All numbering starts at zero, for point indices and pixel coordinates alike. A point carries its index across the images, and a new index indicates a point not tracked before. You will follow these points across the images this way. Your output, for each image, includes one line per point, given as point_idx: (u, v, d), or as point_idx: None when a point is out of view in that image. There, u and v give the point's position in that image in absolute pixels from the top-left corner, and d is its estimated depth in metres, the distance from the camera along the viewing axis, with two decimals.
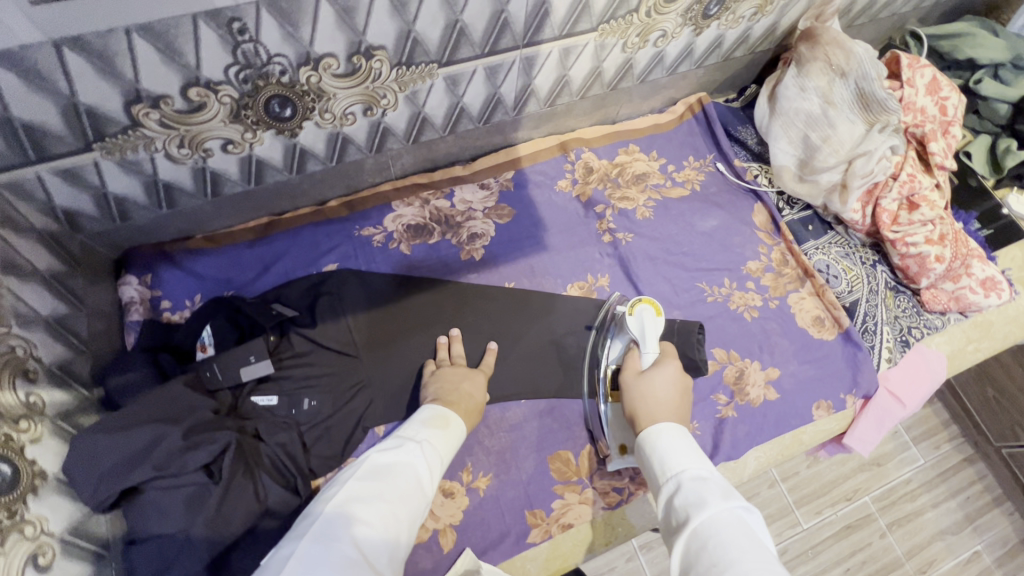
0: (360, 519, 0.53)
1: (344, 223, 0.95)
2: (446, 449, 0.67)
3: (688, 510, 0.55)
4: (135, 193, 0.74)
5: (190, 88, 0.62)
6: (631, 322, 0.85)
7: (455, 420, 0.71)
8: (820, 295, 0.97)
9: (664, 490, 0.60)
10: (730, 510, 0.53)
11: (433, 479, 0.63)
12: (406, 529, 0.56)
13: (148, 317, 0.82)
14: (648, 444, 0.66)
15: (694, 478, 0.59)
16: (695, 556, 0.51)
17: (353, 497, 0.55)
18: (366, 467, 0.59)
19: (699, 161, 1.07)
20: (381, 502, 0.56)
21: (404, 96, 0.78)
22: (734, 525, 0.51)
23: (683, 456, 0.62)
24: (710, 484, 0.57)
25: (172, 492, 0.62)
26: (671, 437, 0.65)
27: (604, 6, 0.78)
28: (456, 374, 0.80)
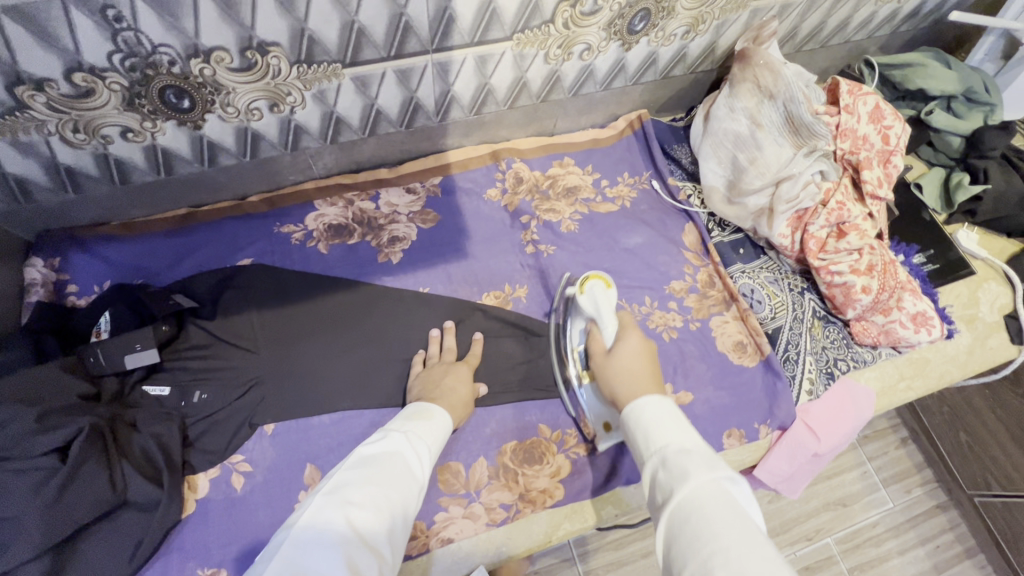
0: (355, 503, 0.52)
1: (263, 219, 0.95)
2: (432, 436, 0.67)
3: (672, 485, 0.51)
4: (36, 174, 0.75)
5: (74, 73, 0.63)
6: (581, 301, 0.85)
7: (438, 412, 0.73)
8: (744, 319, 0.94)
9: (648, 466, 0.56)
10: (715, 483, 0.50)
11: (426, 465, 0.63)
12: (402, 512, 0.55)
13: (48, 299, 0.82)
14: (632, 421, 0.62)
15: (682, 450, 0.55)
16: (679, 532, 0.48)
17: (343, 484, 0.54)
18: (354, 458, 0.58)
19: (634, 178, 1.05)
20: (372, 485, 0.55)
21: (312, 95, 0.78)
22: (718, 498, 0.48)
23: (669, 428, 0.58)
24: (695, 456, 0.53)
25: (18, 475, 0.61)
26: (655, 412, 0.61)
27: (515, 15, 0.78)
28: (441, 373, 0.82)
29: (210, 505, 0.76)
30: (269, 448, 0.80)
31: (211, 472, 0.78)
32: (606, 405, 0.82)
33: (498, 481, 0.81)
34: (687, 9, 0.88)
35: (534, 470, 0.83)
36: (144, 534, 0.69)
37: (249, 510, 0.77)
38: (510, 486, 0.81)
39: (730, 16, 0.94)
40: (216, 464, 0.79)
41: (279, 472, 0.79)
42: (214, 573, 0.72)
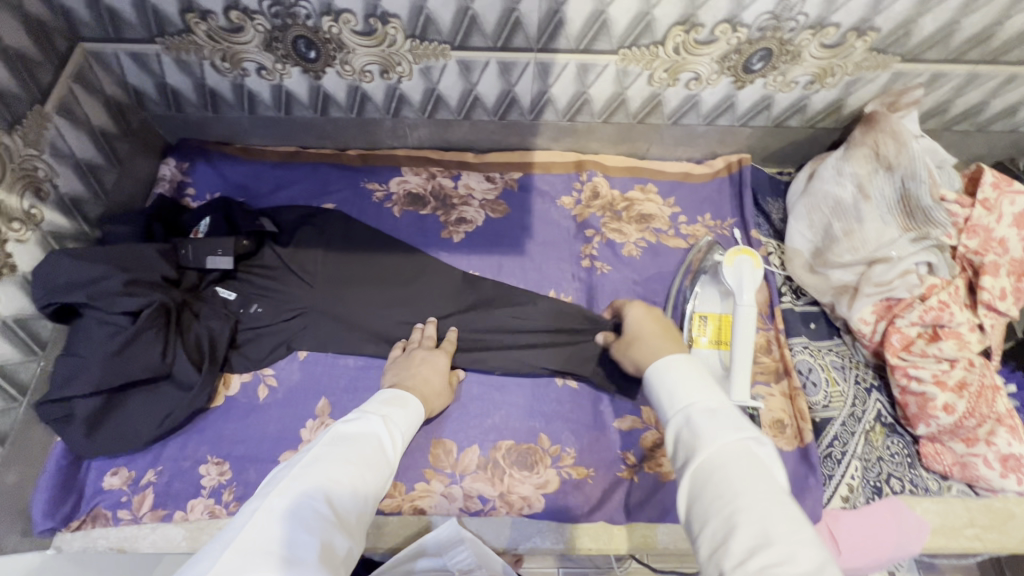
0: (333, 482, 0.53)
1: (354, 172, 1.04)
2: (404, 421, 0.68)
3: (695, 443, 0.49)
4: (187, 89, 0.89)
5: (231, 11, 0.75)
6: (726, 275, 0.77)
7: (413, 401, 0.73)
8: (791, 398, 0.85)
9: (669, 427, 0.53)
10: (740, 445, 0.47)
11: (398, 448, 0.63)
12: (375, 491, 0.57)
13: (169, 194, 0.97)
14: (651, 379, 0.58)
15: (704, 409, 0.51)
16: (701, 489, 0.46)
17: (319, 459, 0.54)
18: (332, 434, 0.59)
19: (715, 221, 1.00)
20: (350, 460, 0.56)
21: (419, 69, 0.85)
22: (743, 459, 0.46)
23: (694, 384, 0.54)
24: (719, 415, 0.50)
25: (99, 323, 0.74)
26: (679, 367, 0.56)
27: (625, 29, 0.78)
28: (417, 359, 0.82)
29: (235, 403, 0.85)
30: (296, 371, 0.88)
31: (245, 376, 0.87)
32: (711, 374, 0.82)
33: (484, 473, 0.81)
34: (815, 58, 0.82)
35: (522, 475, 0.81)
36: (172, 406, 0.78)
37: (261, 420, 0.84)
38: (494, 482, 0.81)
39: (866, 74, 0.86)
40: (249, 371, 0.87)
41: (296, 395, 0.86)
42: (218, 462, 0.81)
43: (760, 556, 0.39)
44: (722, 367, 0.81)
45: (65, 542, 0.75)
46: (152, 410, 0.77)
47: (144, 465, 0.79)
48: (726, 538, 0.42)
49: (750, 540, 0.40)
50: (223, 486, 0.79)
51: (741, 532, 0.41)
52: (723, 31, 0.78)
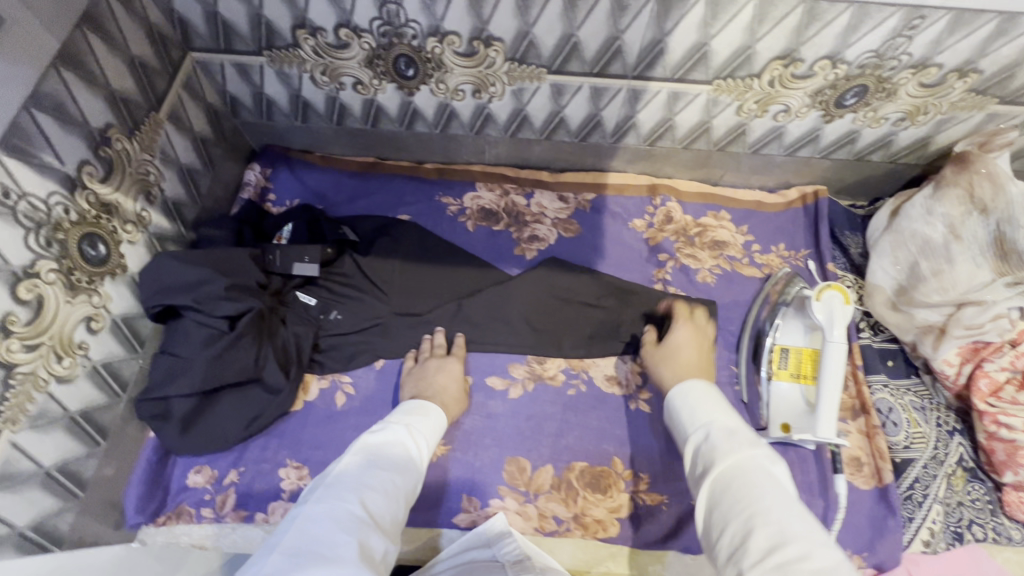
0: (368, 486, 0.57)
1: (429, 186, 1.06)
2: (430, 430, 0.72)
3: (715, 456, 0.53)
4: (282, 100, 0.92)
5: (341, 28, 0.77)
6: (814, 310, 0.77)
7: (435, 409, 0.77)
8: (870, 436, 0.84)
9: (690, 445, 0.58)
10: (755, 459, 0.51)
11: (422, 455, 0.68)
12: (405, 495, 0.61)
13: (254, 199, 1.00)
14: (673, 399, 0.65)
15: (722, 429, 0.56)
16: (718, 496, 0.50)
17: (351, 467, 0.59)
18: (359, 446, 0.64)
19: (789, 251, 0.99)
20: (380, 466, 0.61)
21: (511, 90, 0.86)
22: (760, 472, 0.50)
23: (710, 407, 0.60)
24: (736, 435, 0.55)
25: (198, 325, 0.76)
26: (696, 393, 0.63)
27: (724, 61, 0.78)
28: (432, 367, 0.86)
29: (313, 408, 0.86)
30: (373, 380, 0.89)
31: (323, 382, 0.88)
32: (791, 408, 0.82)
33: (558, 493, 0.82)
34: (910, 96, 0.82)
35: (595, 498, 0.82)
36: (259, 409, 0.80)
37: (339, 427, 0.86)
38: (568, 503, 0.81)
39: (960, 114, 0.85)
40: (327, 377, 0.89)
41: (372, 404, 0.87)
42: (298, 467, 0.81)
43: (778, 553, 0.43)
44: (806, 403, 0.80)
45: (148, 536, 0.77)
46: (241, 412, 0.79)
47: (227, 465, 0.80)
48: (744, 538, 0.46)
49: (768, 540, 0.44)
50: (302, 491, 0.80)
51: (759, 532, 0.45)
52: (822, 66, 0.78)
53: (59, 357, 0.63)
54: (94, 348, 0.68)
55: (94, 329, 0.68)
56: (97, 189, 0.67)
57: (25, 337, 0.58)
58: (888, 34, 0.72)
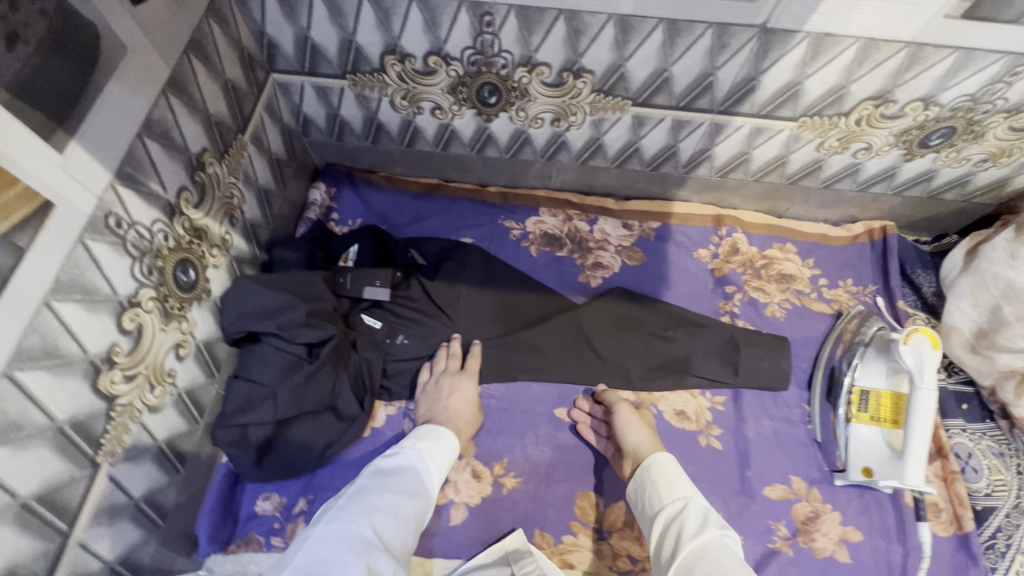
0: (376, 510, 0.59)
1: (492, 209, 1.05)
2: (444, 454, 0.73)
3: (683, 533, 0.61)
4: (356, 121, 0.91)
5: (431, 56, 0.76)
6: (903, 355, 0.76)
7: (449, 434, 0.76)
8: (947, 481, 0.82)
9: (660, 520, 0.65)
10: (717, 535, 0.59)
11: (433, 482, 0.70)
12: (415, 519, 0.63)
13: (319, 219, 0.99)
14: (648, 471, 0.71)
15: (686, 504, 0.64)
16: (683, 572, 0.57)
17: (362, 492, 0.62)
18: (371, 472, 0.67)
19: (857, 287, 0.98)
20: (391, 490, 0.63)
21: (591, 120, 0.86)
22: (717, 545, 0.57)
23: (680, 482, 0.68)
24: (699, 511, 0.63)
25: (278, 351, 0.75)
26: (663, 469, 0.70)
27: (814, 99, 0.77)
28: (445, 388, 0.82)
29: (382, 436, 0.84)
30: None
31: (391, 409, 0.87)
32: (873, 451, 0.80)
33: (632, 531, 0.80)
34: (997, 138, 0.81)
35: None
36: (331, 436, 0.79)
37: None
38: (641, 542, 0.80)
39: None
40: (395, 403, 0.88)
41: None
42: None
43: None
44: (889, 448, 0.79)
45: (217, 564, 0.74)
46: (315, 440, 0.78)
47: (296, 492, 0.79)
48: None
49: None
50: None
51: None
52: (914, 108, 0.77)
53: (151, 387, 0.62)
54: (180, 376, 0.67)
55: (181, 356, 0.67)
56: (191, 214, 0.66)
57: (126, 367, 0.57)
58: (987, 79, 0.71)
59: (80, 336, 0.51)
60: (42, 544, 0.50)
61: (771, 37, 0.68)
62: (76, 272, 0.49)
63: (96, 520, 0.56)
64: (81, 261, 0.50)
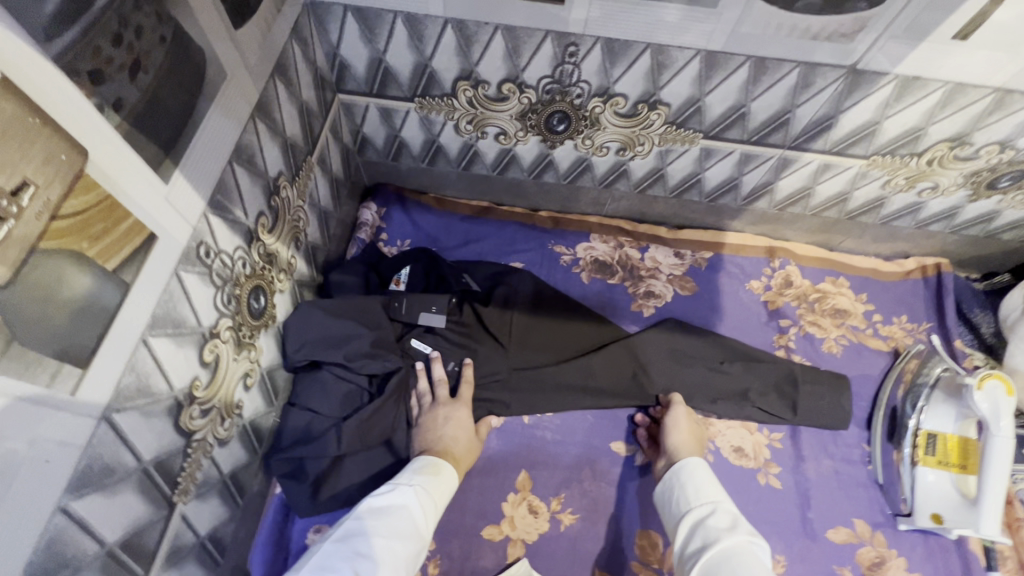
0: (361, 555, 0.54)
1: (543, 234, 1.03)
2: (443, 490, 0.66)
3: (712, 533, 0.60)
4: (415, 143, 0.90)
5: (506, 83, 0.75)
6: (979, 403, 0.75)
7: (448, 469, 0.68)
8: (1013, 529, 0.81)
9: (687, 519, 0.65)
10: (749, 544, 0.58)
11: (431, 521, 0.62)
12: (404, 566, 0.57)
13: (370, 239, 0.97)
14: (677, 473, 0.71)
15: (719, 509, 0.63)
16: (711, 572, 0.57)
17: (347, 535, 0.57)
18: (362, 509, 0.61)
19: (912, 324, 0.97)
20: (380, 534, 0.57)
21: (658, 150, 0.85)
22: (747, 549, 0.57)
23: (712, 487, 0.67)
24: (730, 515, 0.62)
25: (341, 380, 0.75)
26: (695, 472, 0.69)
27: (889, 139, 0.77)
28: (441, 421, 0.75)
29: None
30: (493, 440, 0.86)
31: None
32: (943, 496, 0.79)
33: None
34: None
35: None
36: (386, 467, 0.74)
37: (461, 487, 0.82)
38: None
39: None
40: None
41: (496, 465, 0.84)
42: None
43: None
44: (960, 495, 0.78)
45: None
46: (370, 473, 0.74)
47: None
48: None
49: None
50: (427, 558, 0.77)
51: None
52: (989, 151, 0.77)
53: (222, 420, 0.59)
54: (246, 406, 0.65)
55: (248, 385, 0.65)
56: (265, 240, 0.64)
57: (203, 402, 0.55)
58: None
59: (168, 373, 0.48)
60: None
61: (858, 78, 0.68)
62: (170, 305, 0.47)
63: (167, 564, 0.53)
64: (175, 294, 0.48)
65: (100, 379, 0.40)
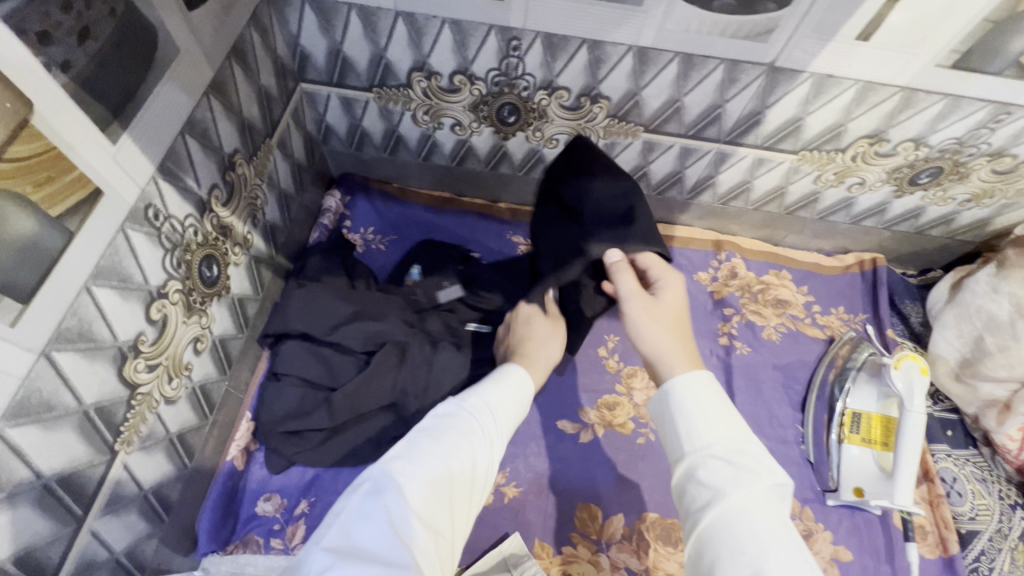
0: (428, 478, 0.51)
1: (501, 224, 1.06)
2: (509, 409, 0.62)
3: (719, 485, 0.52)
4: (376, 132, 0.94)
5: (457, 75, 0.80)
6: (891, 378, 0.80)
7: (517, 386, 0.65)
8: (933, 505, 0.85)
9: (685, 457, 0.56)
10: (766, 487, 0.51)
11: (496, 440, 0.60)
12: (468, 487, 0.55)
13: (333, 225, 1.01)
14: (668, 399, 0.59)
15: (729, 453, 0.54)
16: (719, 532, 0.50)
17: (408, 457, 0.52)
18: (424, 426, 0.56)
19: (849, 315, 1.02)
20: (440, 451, 0.53)
21: (604, 143, 0.90)
22: (761, 507, 0.50)
23: (718, 421, 0.56)
24: (741, 461, 0.53)
25: (338, 354, 0.75)
26: (697, 402, 0.57)
27: (814, 135, 0.83)
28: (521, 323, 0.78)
29: None
30: None
31: None
32: (865, 471, 0.84)
33: (630, 544, 0.81)
34: (981, 180, 0.87)
35: (666, 551, 0.81)
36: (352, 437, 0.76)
37: None
38: (639, 554, 0.80)
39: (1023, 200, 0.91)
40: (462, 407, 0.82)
41: None
42: None
43: None
44: (879, 468, 0.83)
45: (213, 564, 0.73)
46: (346, 445, 0.75)
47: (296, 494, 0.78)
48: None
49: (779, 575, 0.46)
50: None
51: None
52: (906, 148, 0.83)
53: (170, 379, 0.63)
54: (196, 370, 0.68)
55: (199, 350, 0.68)
56: (219, 212, 0.68)
57: (150, 357, 0.58)
58: (973, 125, 0.77)
59: (112, 323, 0.52)
60: (58, 528, 0.50)
61: (778, 74, 0.73)
62: (116, 259, 0.51)
63: (107, 508, 0.56)
64: (121, 249, 0.51)
65: (41, 317, 0.43)
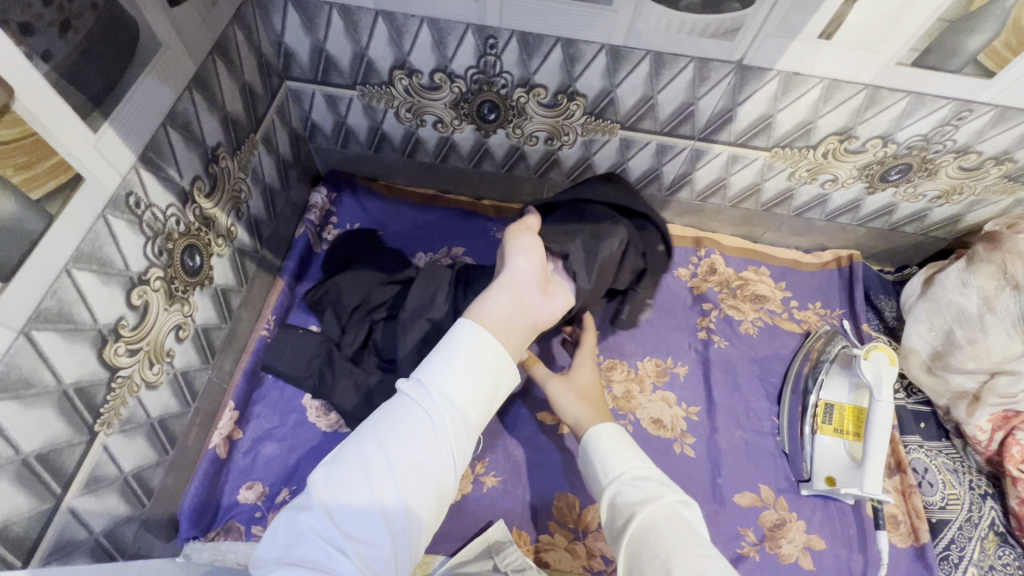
0: (354, 489, 0.50)
1: (485, 221, 1.08)
2: (460, 386, 0.56)
3: (633, 504, 0.58)
4: (361, 129, 0.96)
5: (437, 72, 0.82)
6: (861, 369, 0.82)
7: (468, 354, 0.57)
8: (905, 495, 0.87)
9: (604, 490, 0.62)
10: (670, 505, 0.57)
11: (448, 419, 0.55)
12: (420, 477, 0.53)
13: (319, 220, 1.02)
14: (587, 448, 0.67)
15: (639, 477, 0.61)
16: (639, 548, 0.55)
17: (337, 466, 0.52)
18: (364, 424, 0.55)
19: (825, 310, 1.04)
20: (370, 449, 0.52)
21: (583, 140, 0.92)
22: (671, 518, 0.56)
23: (630, 451, 0.64)
24: (650, 483, 0.60)
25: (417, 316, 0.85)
26: (609, 439, 0.65)
27: (785, 132, 0.85)
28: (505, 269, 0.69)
29: None
30: None
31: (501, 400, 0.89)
32: (836, 460, 0.85)
33: None
34: (949, 177, 0.90)
35: None
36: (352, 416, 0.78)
37: None
38: None
39: (991, 197, 0.93)
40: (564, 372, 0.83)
41: None
42: None
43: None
44: (850, 458, 0.84)
45: (195, 551, 0.74)
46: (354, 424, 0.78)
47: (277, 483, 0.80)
48: None
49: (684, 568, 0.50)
50: None
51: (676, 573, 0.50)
52: (874, 144, 0.85)
53: (151, 364, 0.64)
54: (178, 357, 0.70)
55: (180, 337, 0.70)
56: (202, 203, 0.70)
57: (130, 341, 0.60)
58: (937, 122, 0.80)
59: (92, 306, 0.53)
60: (37, 504, 0.52)
61: (746, 72, 0.76)
62: (96, 244, 0.53)
63: (87, 487, 0.58)
64: (101, 235, 0.53)
65: (19, 296, 0.45)
